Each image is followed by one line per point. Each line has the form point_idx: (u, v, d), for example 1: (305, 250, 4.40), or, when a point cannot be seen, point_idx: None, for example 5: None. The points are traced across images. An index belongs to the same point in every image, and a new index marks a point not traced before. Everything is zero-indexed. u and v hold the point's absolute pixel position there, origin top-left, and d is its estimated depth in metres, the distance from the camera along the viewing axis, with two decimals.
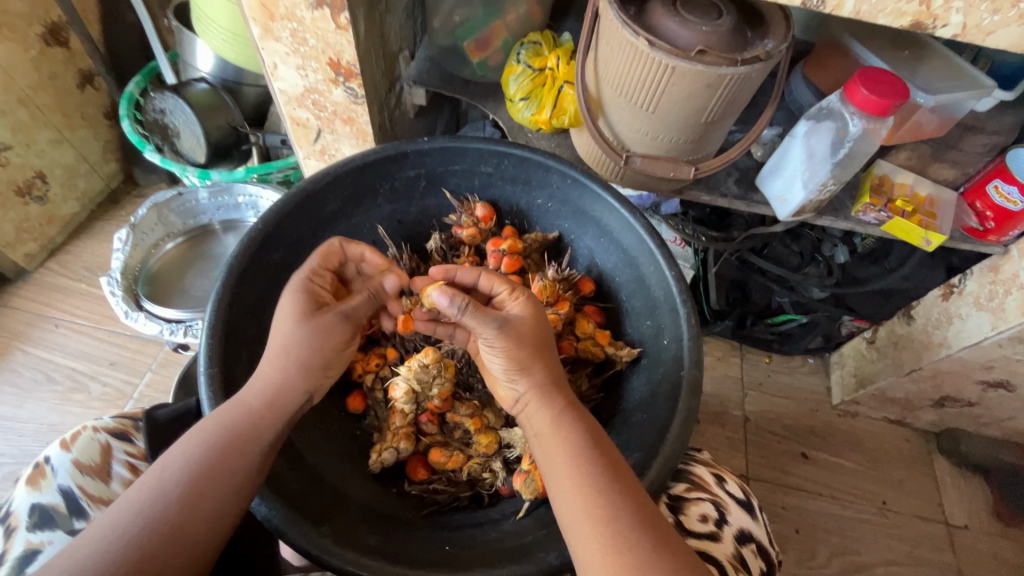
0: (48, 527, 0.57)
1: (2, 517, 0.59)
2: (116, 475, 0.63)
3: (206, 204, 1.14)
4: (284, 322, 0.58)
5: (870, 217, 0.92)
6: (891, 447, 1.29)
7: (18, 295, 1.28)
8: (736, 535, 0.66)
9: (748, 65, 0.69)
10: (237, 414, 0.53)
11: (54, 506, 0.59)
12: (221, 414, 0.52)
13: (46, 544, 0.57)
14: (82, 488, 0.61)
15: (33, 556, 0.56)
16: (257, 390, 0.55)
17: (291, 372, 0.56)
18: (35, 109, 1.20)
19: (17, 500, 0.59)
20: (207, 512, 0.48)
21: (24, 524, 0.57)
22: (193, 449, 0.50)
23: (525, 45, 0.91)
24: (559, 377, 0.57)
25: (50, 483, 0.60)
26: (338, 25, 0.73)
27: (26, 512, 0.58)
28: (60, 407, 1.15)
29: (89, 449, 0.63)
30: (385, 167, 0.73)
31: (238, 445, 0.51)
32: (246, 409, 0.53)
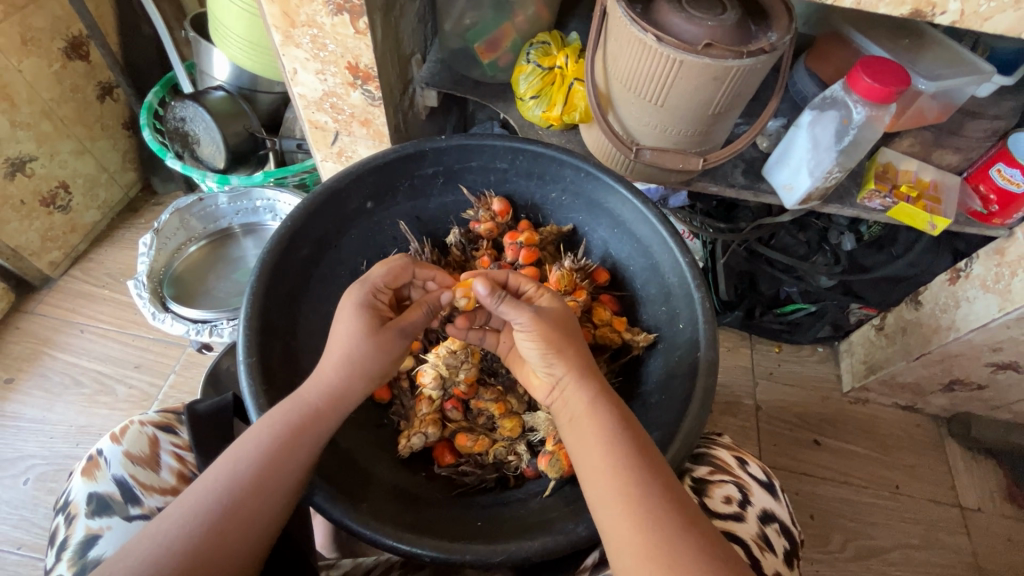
0: (106, 514, 0.63)
1: (64, 505, 0.65)
2: (165, 464, 0.70)
3: (225, 208, 1.17)
4: (349, 337, 0.59)
5: (876, 203, 0.95)
6: (902, 432, 1.30)
7: (44, 302, 1.32)
8: (760, 515, 0.68)
9: (753, 57, 0.71)
10: (300, 411, 0.56)
11: (110, 494, 0.64)
12: (282, 411, 0.55)
13: (105, 530, 0.62)
14: (134, 477, 0.66)
15: (95, 540, 0.61)
16: (319, 389, 0.57)
17: (353, 378, 0.59)
18: (58, 121, 1.24)
19: (75, 490, 0.65)
20: (264, 508, 0.51)
21: (84, 511, 0.63)
22: (253, 445, 0.53)
23: (534, 46, 0.95)
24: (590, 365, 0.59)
25: (104, 474, 0.65)
26: (357, 29, 0.76)
27: (84, 500, 0.64)
28: (88, 408, 1.19)
29: (138, 441, 0.69)
30: (406, 165, 0.76)
31: (297, 442, 0.54)
32: (308, 408, 0.56)
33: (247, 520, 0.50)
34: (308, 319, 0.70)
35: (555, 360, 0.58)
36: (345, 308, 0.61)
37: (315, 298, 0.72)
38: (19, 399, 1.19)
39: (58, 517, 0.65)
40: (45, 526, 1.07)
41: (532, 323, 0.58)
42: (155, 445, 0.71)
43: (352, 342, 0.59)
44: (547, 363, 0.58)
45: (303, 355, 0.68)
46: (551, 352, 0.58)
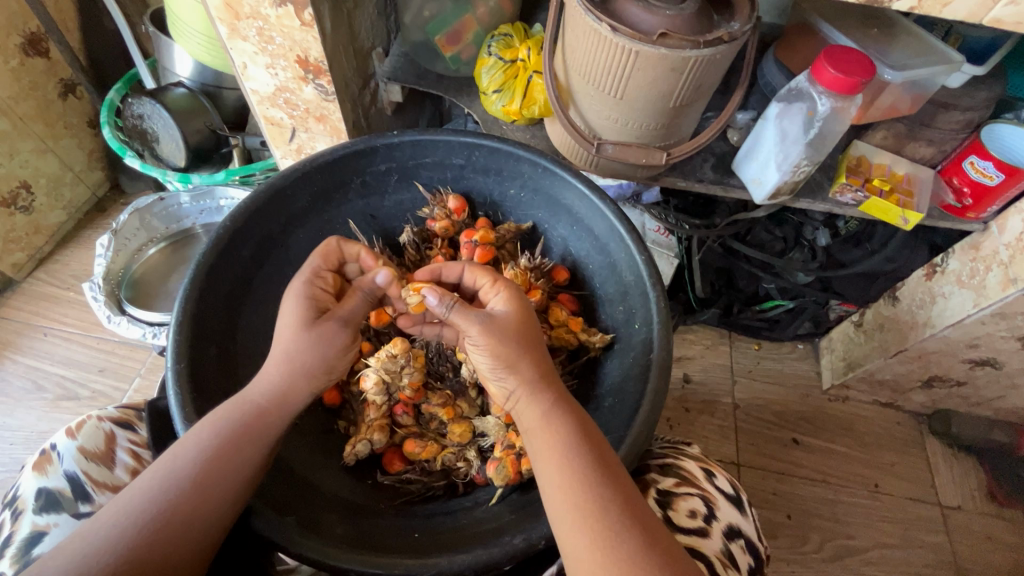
0: (54, 511, 0.60)
1: (11, 499, 0.62)
2: (120, 462, 0.67)
3: (189, 208, 1.15)
4: (285, 329, 0.58)
5: (847, 197, 0.92)
6: (882, 430, 1.29)
7: (7, 304, 1.29)
8: (725, 530, 0.66)
9: (712, 47, 0.69)
10: (244, 412, 0.54)
11: (60, 490, 0.62)
12: (226, 411, 0.54)
13: (52, 527, 0.60)
14: (86, 473, 0.64)
15: (41, 538, 0.59)
16: (262, 389, 0.56)
17: (297, 377, 0.57)
18: (17, 119, 1.21)
19: (24, 484, 0.62)
20: (206, 510, 0.48)
21: (32, 507, 0.60)
22: (192, 446, 0.51)
23: (496, 38, 0.92)
24: (547, 374, 0.56)
25: (56, 469, 0.63)
26: (303, 21, 0.73)
27: (33, 495, 0.61)
28: (50, 414, 1.16)
29: (94, 436, 0.66)
30: (356, 162, 0.74)
31: (241, 442, 0.52)
32: (254, 409, 0.54)
33: (188, 524, 0.47)
34: (251, 323, 0.68)
35: (506, 372, 0.55)
36: (285, 300, 0.61)
37: (259, 301, 0.70)
38: None
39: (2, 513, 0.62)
40: None
41: (481, 329, 0.56)
42: (111, 441, 0.68)
43: (288, 336, 0.58)
44: (498, 377, 0.56)
45: (242, 360, 0.65)
46: (502, 365, 0.55)
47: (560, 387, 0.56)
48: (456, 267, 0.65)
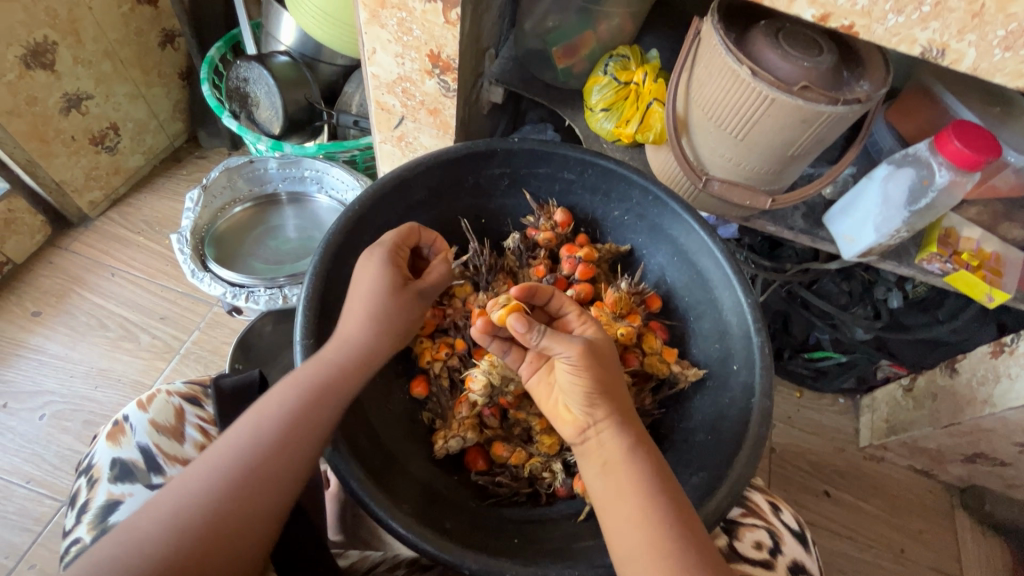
0: (128, 480, 0.61)
1: (86, 468, 0.64)
2: (189, 438, 0.68)
3: (274, 173, 1.16)
4: (375, 295, 0.61)
5: (934, 266, 0.93)
6: (914, 495, 1.29)
7: (78, 240, 1.31)
8: (790, 565, 0.65)
9: (847, 106, 0.70)
10: (321, 368, 0.57)
11: (133, 461, 0.63)
12: (304, 369, 0.57)
13: (126, 495, 0.61)
14: (158, 446, 0.65)
15: (117, 506, 0.60)
16: (338, 347, 0.59)
17: (379, 333, 0.61)
18: (118, 62, 1.24)
19: (99, 453, 0.63)
20: (286, 467, 0.52)
21: (107, 476, 0.62)
22: (269, 406, 0.54)
23: (613, 59, 0.92)
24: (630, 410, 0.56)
25: (130, 440, 0.64)
26: (447, 19, 0.75)
27: (108, 464, 0.62)
28: (110, 352, 1.19)
29: (164, 411, 0.68)
30: (475, 163, 0.75)
31: (322, 400, 0.56)
32: (331, 366, 0.57)
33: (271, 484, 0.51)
34: None
35: (597, 400, 0.54)
36: (367, 270, 0.63)
37: None
38: (44, 333, 1.19)
39: (78, 481, 0.64)
40: (54, 465, 1.07)
41: (579, 355, 0.53)
42: (181, 417, 0.69)
43: (376, 302, 0.61)
44: (585, 404, 0.54)
45: None
46: (595, 392, 0.54)
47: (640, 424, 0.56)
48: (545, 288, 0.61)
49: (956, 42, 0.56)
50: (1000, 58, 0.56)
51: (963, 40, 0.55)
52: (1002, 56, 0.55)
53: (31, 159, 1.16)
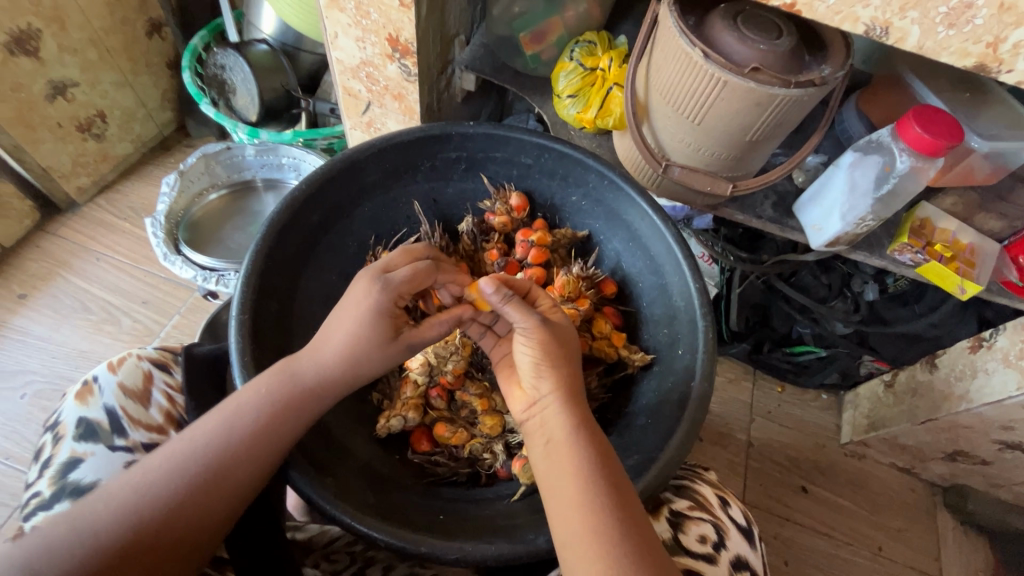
0: (91, 440, 0.64)
1: (52, 424, 0.66)
2: (155, 402, 0.70)
3: (252, 160, 1.17)
4: (357, 339, 0.59)
5: (906, 257, 0.91)
6: (895, 494, 1.27)
7: (66, 225, 1.34)
8: (733, 561, 0.61)
9: (801, 88, 0.69)
10: (292, 387, 0.56)
11: (98, 422, 0.65)
12: (275, 383, 0.56)
13: (89, 455, 0.63)
14: (123, 409, 0.67)
15: (78, 463, 0.63)
16: (314, 368, 0.58)
17: (354, 368, 0.59)
18: (104, 51, 1.26)
19: (67, 411, 0.66)
20: (243, 476, 0.53)
21: (72, 434, 0.64)
22: (241, 414, 0.55)
23: (579, 45, 0.92)
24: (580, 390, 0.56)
25: (96, 401, 0.66)
26: (402, 3, 0.75)
27: (73, 423, 0.65)
28: (92, 335, 1.21)
29: (133, 374, 0.70)
30: (430, 146, 0.75)
31: (286, 417, 0.56)
32: (303, 388, 0.57)
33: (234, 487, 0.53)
34: (308, 286, 0.71)
35: (545, 373, 0.56)
36: (359, 314, 0.59)
37: (318, 266, 0.72)
38: (29, 315, 1.22)
39: (43, 437, 0.66)
40: (34, 442, 1.10)
41: (534, 330, 0.56)
42: (149, 381, 0.71)
43: (359, 346, 0.59)
44: (537, 375, 0.56)
45: (297, 321, 0.68)
46: (543, 364, 0.56)
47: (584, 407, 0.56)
48: (522, 279, 0.63)
49: (898, 19, 0.55)
50: (944, 36, 0.55)
51: (905, 18, 0.54)
52: (946, 33, 0.54)
53: (17, 144, 1.19)
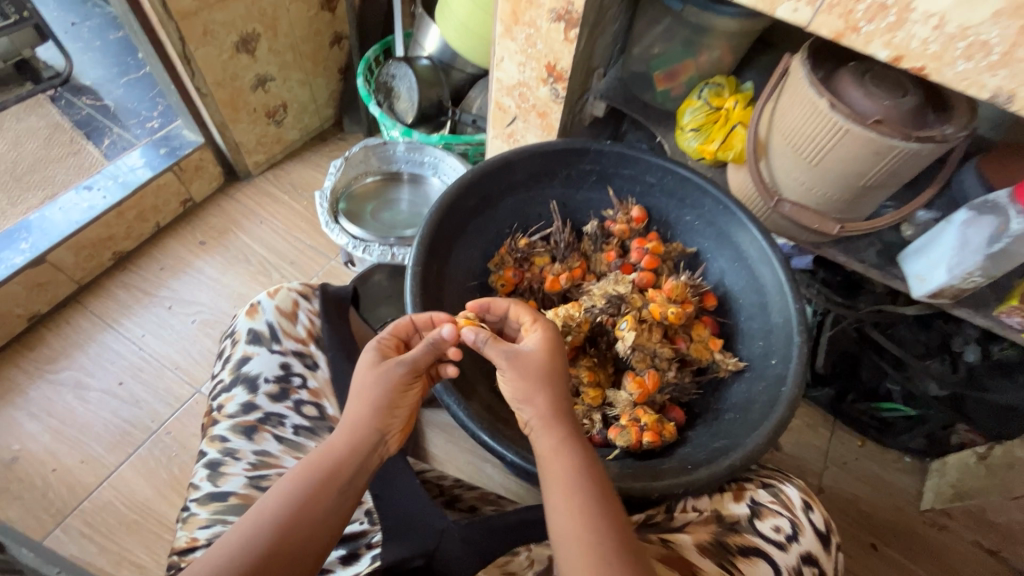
0: (258, 343, 0.82)
1: (230, 333, 0.85)
2: (300, 321, 0.86)
3: (400, 156, 1.38)
4: (360, 381, 0.67)
5: (1014, 321, 0.91)
6: (977, 574, 1.21)
7: (241, 191, 1.62)
8: (803, 555, 0.63)
9: (920, 143, 0.76)
10: (329, 446, 0.63)
11: (262, 331, 0.83)
12: (319, 450, 0.63)
13: (255, 354, 0.81)
14: (279, 324, 0.84)
15: (248, 359, 0.81)
16: (343, 429, 0.65)
17: (381, 414, 0.66)
18: (298, 54, 1.53)
19: (240, 323, 0.84)
20: (315, 530, 0.58)
21: (244, 338, 0.82)
22: (291, 482, 0.60)
23: (708, 86, 1.03)
24: (561, 412, 0.63)
25: (261, 316, 0.84)
26: (567, 37, 0.90)
27: (245, 331, 0.83)
28: (249, 282, 1.46)
29: (285, 300, 0.86)
30: (571, 157, 0.89)
31: (338, 467, 0.62)
32: (341, 441, 0.64)
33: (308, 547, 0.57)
34: (456, 256, 0.87)
35: (525, 402, 0.64)
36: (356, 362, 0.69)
37: (466, 243, 0.88)
38: (204, 259, 1.49)
39: (224, 342, 0.86)
40: (196, 360, 1.33)
41: (508, 365, 0.65)
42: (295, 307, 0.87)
43: (362, 386, 0.66)
44: (518, 406, 0.65)
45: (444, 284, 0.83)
46: (522, 396, 0.64)
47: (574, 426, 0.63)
48: (502, 301, 0.73)
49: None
50: None
51: None
52: None
53: (224, 122, 1.47)
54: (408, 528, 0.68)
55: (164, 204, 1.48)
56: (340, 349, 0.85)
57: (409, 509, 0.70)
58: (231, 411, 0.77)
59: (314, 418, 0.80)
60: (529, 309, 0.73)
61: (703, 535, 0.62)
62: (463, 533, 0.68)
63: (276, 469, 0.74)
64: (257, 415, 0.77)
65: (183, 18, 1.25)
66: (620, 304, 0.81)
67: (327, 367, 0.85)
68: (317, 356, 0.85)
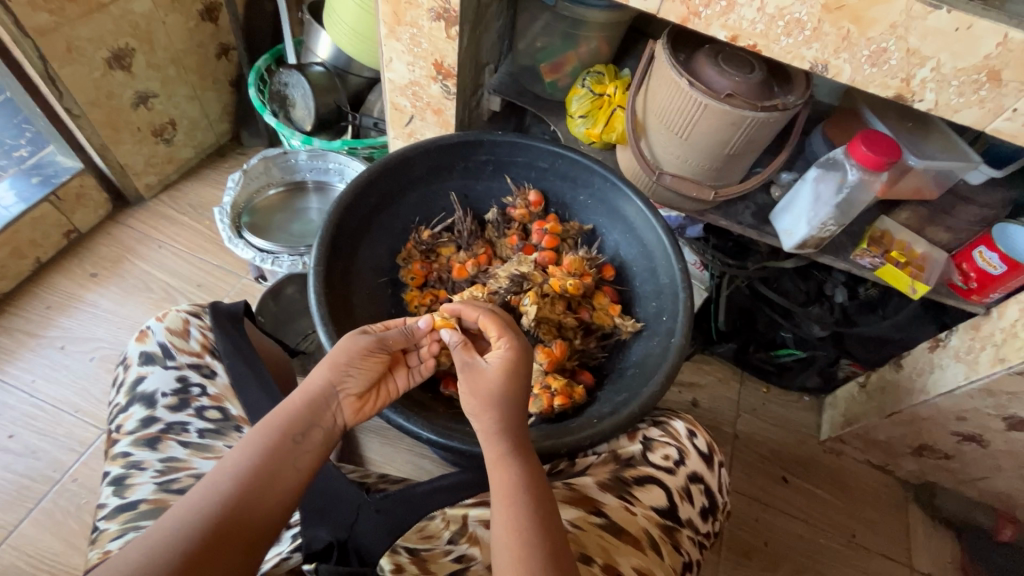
0: (151, 363, 0.80)
1: (123, 358, 0.82)
2: (194, 337, 0.84)
3: (303, 164, 1.36)
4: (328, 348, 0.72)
5: (866, 261, 1.06)
6: (871, 489, 1.38)
7: (133, 217, 1.52)
8: (689, 475, 0.72)
9: (766, 111, 0.86)
10: (285, 410, 0.68)
11: (154, 351, 0.81)
12: (275, 415, 0.67)
13: (149, 373, 0.79)
14: (172, 343, 0.82)
15: (143, 379, 0.79)
16: (301, 392, 0.70)
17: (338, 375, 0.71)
18: (181, 68, 1.46)
19: (131, 347, 0.82)
20: (276, 486, 0.63)
21: (137, 361, 0.80)
22: (251, 444, 0.64)
23: (589, 74, 1.10)
24: (510, 426, 0.65)
25: (151, 338, 0.81)
26: (449, 35, 0.94)
27: (136, 356, 0.81)
28: (153, 311, 1.37)
29: (174, 321, 0.84)
30: (466, 149, 0.92)
31: (295, 427, 0.67)
32: (297, 403, 0.68)
33: (260, 511, 0.61)
34: (362, 255, 0.88)
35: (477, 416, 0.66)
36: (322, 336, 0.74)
37: (371, 241, 0.90)
38: (98, 292, 1.38)
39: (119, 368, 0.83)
40: (99, 399, 1.24)
41: (464, 378, 0.69)
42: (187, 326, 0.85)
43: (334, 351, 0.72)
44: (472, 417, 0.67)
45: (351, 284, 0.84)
46: (473, 410, 0.67)
47: (522, 438, 0.65)
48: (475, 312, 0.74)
49: (834, 59, 0.72)
50: (870, 72, 0.72)
51: (839, 57, 0.71)
52: (870, 70, 0.71)
53: (104, 144, 1.38)
54: (330, 510, 0.69)
55: (43, 237, 1.36)
56: (237, 357, 0.81)
57: (330, 489, 0.71)
58: (130, 428, 0.76)
59: (219, 419, 0.79)
60: (501, 318, 0.74)
61: (603, 475, 0.70)
62: (378, 506, 0.70)
63: (188, 471, 0.73)
64: (158, 426, 0.76)
65: (41, 35, 1.16)
66: (523, 281, 0.87)
67: (226, 373, 0.83)
68: (215, 365, 0.83)
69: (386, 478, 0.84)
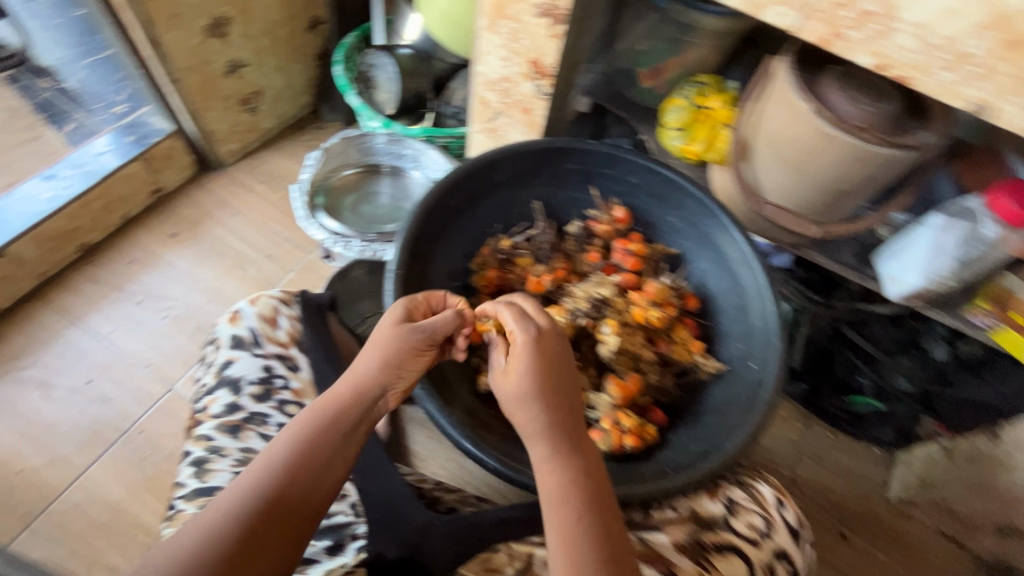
0: (240, 348, 0.81)
1: (212, 338, 0.83)
2: (281, 325, 0.85)
3: (380, 148, 1.34)
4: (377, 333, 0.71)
5: (979, 321, 0.95)
6: (937, 560, 1.27)
7: (214, 181, 1.57)
8: (774, 551, 0.65)
9: (899, 151, 0.77)
10: (332, 399, 0.66)
11: (243, 336, 0.82)
12: (321, 403, 0.66)
13: (237, 358, 0.80)
14: (261, 329, 0.83)
15: (231, 364, 0.80)
16: (348, 382, 0.68)
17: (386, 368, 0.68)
18: (273, 39, 1.47)
19: (221, 328, 0.83)
20: (318, 479, 0.61)
21: (226, 344, 0.81)
22: (295, 433, 0.63)
23: (691, 85, 1.03)
24: (568, 440, 0.62)
25: (242, 322, 0.83)
26: (552, 33, 0.88)
27: (227, 338, 0.82)
28: (224, 276, 1.42)
29: (265, 306, 0.85)
30: (556, 157, 0.88)
31: (339, 418, 0.65)
32: (342, 393, 0.67)
33: (303, 496, 0.60)
34: (438, 257, 0.86)
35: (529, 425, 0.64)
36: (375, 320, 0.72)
37: (449, 243, 0.87)
38: (176, 252, 1.44)
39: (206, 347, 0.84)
40: (169, 357, 1.30)
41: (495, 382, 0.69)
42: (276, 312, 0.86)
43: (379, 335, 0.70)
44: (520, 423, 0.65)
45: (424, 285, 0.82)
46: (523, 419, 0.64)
47: (582, 454, 0.62)
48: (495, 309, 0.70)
49: (1000, 101, 0.62)
50: None
51: (1008, 101, 0.62)
52: None
53: (195, 109, 1.41)
54: (390, 520, 0.69)
55: (132, 194, 1.43)
56: (322, 351, 0.83)
57: (392, 499, 0.70)
58: (215, 412, 0.77)
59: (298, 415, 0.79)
60: (520, 315, 0.69)
61: (680, 535, 0.64)
62: (446, 529, 0.69)
63: None
64: (241, 415, 0.77)
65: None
66: (602, 307, 0.82)
67: (309, 368, 0.83)
68: (299, 359, 0.83)
69: (441, 486, 0.82)
